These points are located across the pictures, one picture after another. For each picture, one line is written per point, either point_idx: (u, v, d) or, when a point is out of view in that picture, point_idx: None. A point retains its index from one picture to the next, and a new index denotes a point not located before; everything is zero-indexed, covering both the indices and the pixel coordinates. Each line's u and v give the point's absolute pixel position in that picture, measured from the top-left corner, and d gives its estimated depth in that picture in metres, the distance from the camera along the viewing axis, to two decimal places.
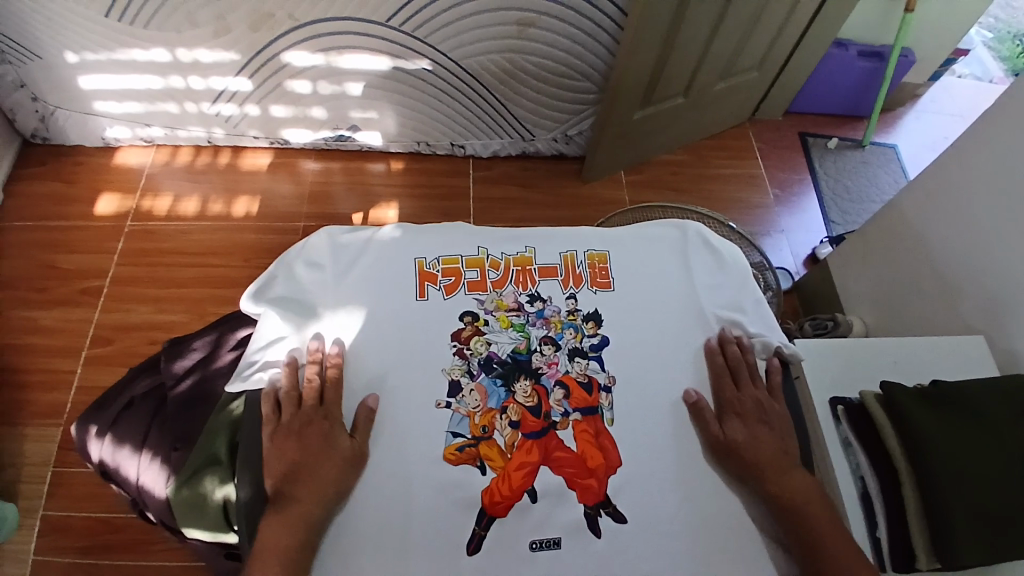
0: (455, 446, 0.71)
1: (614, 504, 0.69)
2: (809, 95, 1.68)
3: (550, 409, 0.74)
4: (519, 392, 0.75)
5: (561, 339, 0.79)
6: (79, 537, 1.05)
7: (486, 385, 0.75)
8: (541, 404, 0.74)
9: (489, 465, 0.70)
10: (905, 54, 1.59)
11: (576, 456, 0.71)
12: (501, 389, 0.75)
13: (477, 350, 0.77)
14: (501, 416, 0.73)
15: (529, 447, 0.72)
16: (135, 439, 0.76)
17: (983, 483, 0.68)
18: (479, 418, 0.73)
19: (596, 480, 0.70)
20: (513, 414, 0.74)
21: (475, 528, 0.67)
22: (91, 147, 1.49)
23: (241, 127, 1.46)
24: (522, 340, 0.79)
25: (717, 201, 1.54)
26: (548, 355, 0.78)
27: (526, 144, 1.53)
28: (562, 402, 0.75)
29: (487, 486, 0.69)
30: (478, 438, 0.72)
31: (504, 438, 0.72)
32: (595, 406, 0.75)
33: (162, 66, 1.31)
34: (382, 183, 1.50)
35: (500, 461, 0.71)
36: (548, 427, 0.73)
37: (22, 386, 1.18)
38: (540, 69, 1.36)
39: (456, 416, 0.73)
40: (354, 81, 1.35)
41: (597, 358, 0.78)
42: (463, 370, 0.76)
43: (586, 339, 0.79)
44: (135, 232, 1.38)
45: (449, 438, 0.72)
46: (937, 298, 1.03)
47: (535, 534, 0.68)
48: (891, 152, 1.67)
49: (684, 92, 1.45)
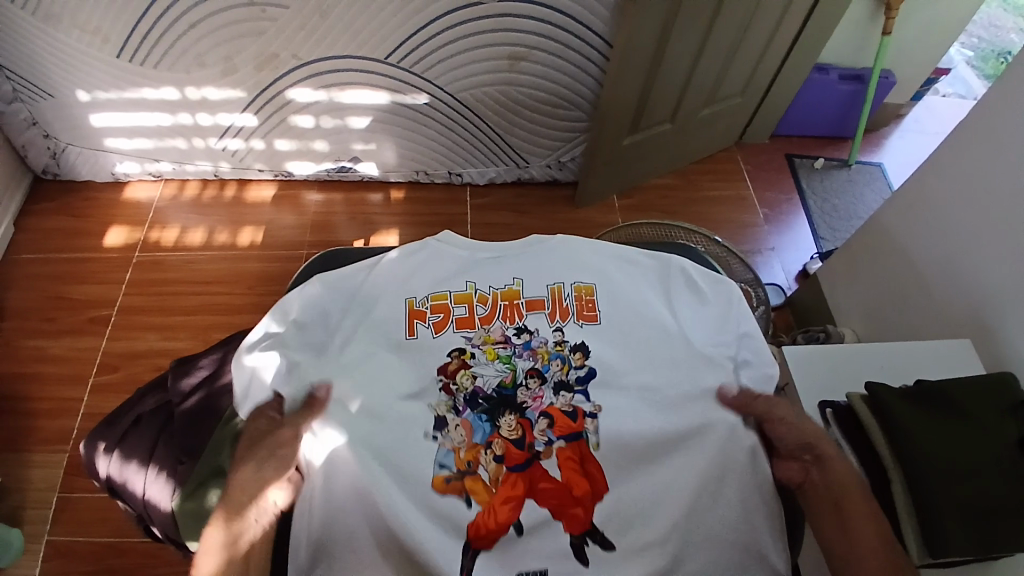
0: (442, 477, 0.72)
1: (602, 533, 0.71)
2: (794, 118, 1.74)
3: (533, 440, 0.75)
4: (503, 426, 0.76)
5: (547, 371, 0.79)
6: (83, 562, 1.06)
7: (472, 421, 0.75)
8: (525, 436, 0.75)
9: (475, 499, 0.71)
10: (885, 76, 1.66)
11: (561, 486, 0.73)
12: (486, 424, 0.76)
13: (462, 385, 0.78)
14: (484, 451, 0.74)
15: (514, 481, 0.73)
16: (143, 453, 0.78)
17: (970, 477, 0.70)
18: (464, 453, 0.73)
19: (583, 508, 0.72)
20: (497, 449, 0.75)
21: (463, 562, 0.69)
22: (101, 182, 1.55)
23: (246, 161, 1.51)
24: (508, 372, 0.79)
25: (708, 222, 1.58)
26: (533, 389, 0.79)
27: (521, 171, 1.59)
28: (545, 431, 0.76)
29: (474, 519, 0.71)
30: (464, 472, 0.72)
31: (490, 473, 0.73)
32: (579, 431, 0.75)
33: (171, 103, 1.38)
34: (382, 212, 1.55)
35: (484, 495, 0.72)
36: (532, 458, 0.74)
37: (30, 413, 1.21)
38: (532, 99, 1.42)
39: (443, 450, 0.73)
40: (355, 115, 1.41)
41: (583, 391, 0.77)
42: (449, 406, 0.76)
43: (572, 370, 0.79)
44: (143, 262, 1.43)
45: (436, 469, 0.72)
46: (922, 305, 1.05)
47: (526, 562, 0.70)
48: (876, 170, 1.72)
49: (672, 118, 1.51)
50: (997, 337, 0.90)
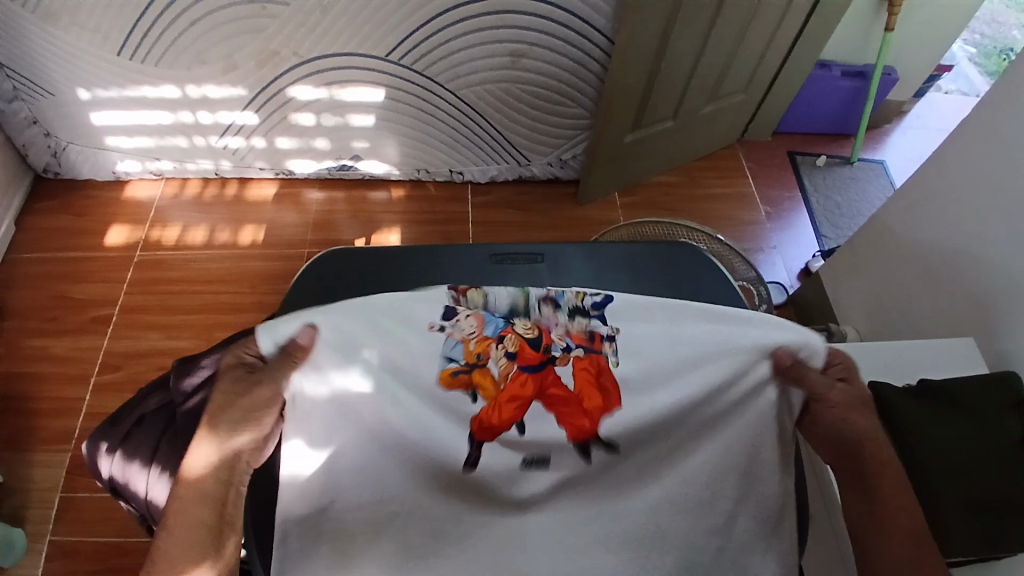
0: (449, 370, 0.75)
1: (604, 439, 0.76)
2: (796, 115, 1.73)
3: (550, 343, 0.78)
4: (517, 324, 0.78)
5: (561, 301, 0.79)
6: (87, 560, 1.06)
7: (484, 313, 0.77)
8: (541, 338, 0.78)
9: (480, 394, 0.75)
10: (888, 72, 1.65)
11: (572, 394, 0.76)
12: (500, 318, 0.78)
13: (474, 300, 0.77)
14: (495, 345, 0.76)
15: (523, 381, 0.76)
16: (147, 453, 0.78)
17: (974, 476, 0.70)
18: (473, 345, 0.76)
19: (590, 420, 0.76)
20: (510, 344, 0.77)
21: (469, 450, 0.75)
22: (102, 181, 1.55)
23: (247, 159, 1.51)
24: (520, 296, 0.80)
25: (709, 220, 1.58)
26: (548, 314, 0.79)
27: (522, 169, 1.58)
28: (563, 337, 0.78)
29: (477, 414, 0.75)
30: (472, 364, 0.75)
31: (499, 369, 0.76)
32: (598, 348, 0.77)
33: (171, 102, 1.37)
34: (384, 210, 1.54)
35: (491, 389, 0.75)
36: (547, 361, 0.77)
37: (32, 412, 1.21)
38: (533, 97, 1.41)
39: (450, 341, 0.75)
40: (356, 113, 1.41)
41: (598, 315, 0.77)
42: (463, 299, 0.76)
43: (587, 298, 0.78)
44: (144, 261, 1.42)
45: (443, 362, 0.74)
46: (924, 302, 1.05)
47: (528, 453, 0.76)
48: (879, 167, 1.71)
49: (674, 115, 1.51)
50: (1001, 336, 0.90)
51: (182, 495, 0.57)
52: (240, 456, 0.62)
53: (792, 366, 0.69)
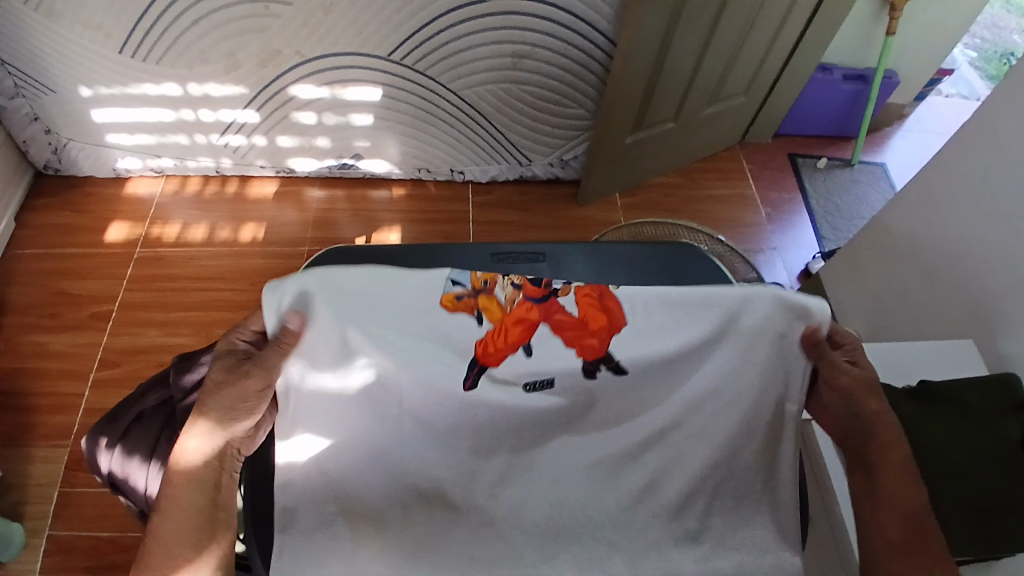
0: (453, 294, 0.67)
1: (614, 359, 0.71)
2: (797, 117, 1.74)
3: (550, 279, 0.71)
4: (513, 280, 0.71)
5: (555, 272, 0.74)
6: (85, 557, 1.06)
7: None
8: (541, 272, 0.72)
9: (487, 316, 0.69)
10: (888, 75, 1.65)
11: (576, 320, 0.70)
12: None
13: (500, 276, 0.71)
14: (503, 275, 0.71)
15: (529, 306, 0.71)
16: (145, 449, 0.78)
17: (974, 476, 0.70)
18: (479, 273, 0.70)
19: (597, 339, 0.70)
20: (516, 275, 0.71)
21: (470, 370, 0.70)
22: (103, 178, 1.55)
23: (248, 157, 1.51)
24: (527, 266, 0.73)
25: (709, 221, 1.58)
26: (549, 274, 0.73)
27: (523, 169, 1.58)
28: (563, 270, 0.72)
29: (483, 338, 0.69)
30: (478, 291, 0.69)
31: (506, 295, 0.70)
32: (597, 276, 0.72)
33: (173, 99, 1.37)
34: (384, 209, 1.54)
35: (498, 313, 0.70)
36: (548, 294, 0.71)
37: (31, 408, 1.20)
38: (535, 97, 1.41)
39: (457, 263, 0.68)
40: (358, 112, 1.41)
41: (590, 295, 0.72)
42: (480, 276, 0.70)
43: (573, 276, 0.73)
44: (144, 258, 1.42)
45: (448, 286, 0.67)
46: (924, 304, 1.05)
47: (533, 374, 0.72)
48: (879, 170, 1.72)
49: (675, 117, 1.51)
50: (1001, 337, 0.90)
51: (173, 491, 0.58)
52: (230, 445, 0.63)
53: (821, 343, 0.65)
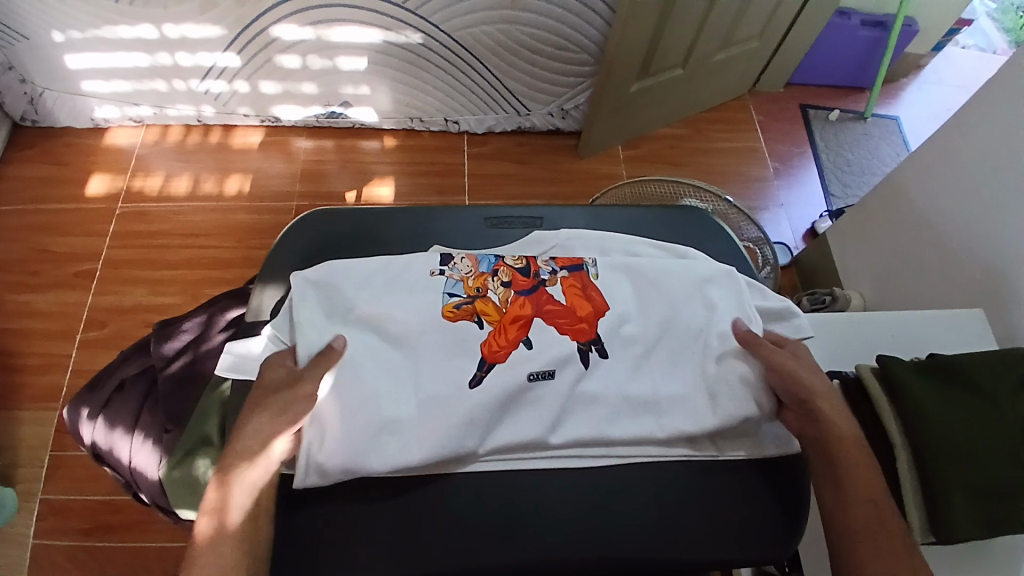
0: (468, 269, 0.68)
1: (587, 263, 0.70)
2: (810, 66, 1.65)
3: (538, 269, 0.69)
4: (508, 257, 0.70)
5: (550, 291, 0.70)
6: (79, 519, 1.06)
7: (476, 254, 0.70)
8: (529, 265, 0.69)
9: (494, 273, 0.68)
10: (908, 22, 1.56)
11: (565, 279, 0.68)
12: (491, 255, 0.70)
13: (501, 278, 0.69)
14: (493, 278, 0.67)
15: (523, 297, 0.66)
16: (127, 420, 0.76)
17: (973, 453, 0.68)
18: (472, 281, 0.67)
19: (588, 325, 0.65)
20: (504, 276, 0.68)
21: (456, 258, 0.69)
22: (81, 128, 1.47)
23: (230, 105, 1.43)
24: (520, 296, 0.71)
25: (715, 175, 1.51)
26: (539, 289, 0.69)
27: (521, 119, 1.51)
28: (549, 263, 0.70)
29: (486, 338, 0.63)
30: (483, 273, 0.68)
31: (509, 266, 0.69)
32: (581, 262, 0.70)
33: (149, 42, 1.29)
34: (376, 161, 1.48)
35: (495, 314, 0.65)
36: (537, 285, 0.67)
37: (18, 369, 1.18)
38: (535, 41, 1.33)
39: (449, 281, 0.67)
40: (346, 55, 1.32)
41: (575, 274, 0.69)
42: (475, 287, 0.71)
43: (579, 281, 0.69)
44: (126, 213, 1.37)
45: (447, 297, 0.65)
46: (936, 269, 1.01)
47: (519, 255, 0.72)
48: (892, 124, 1.64)
49: (682, 64, 1.43)
50: (1009, 310, 0.87)
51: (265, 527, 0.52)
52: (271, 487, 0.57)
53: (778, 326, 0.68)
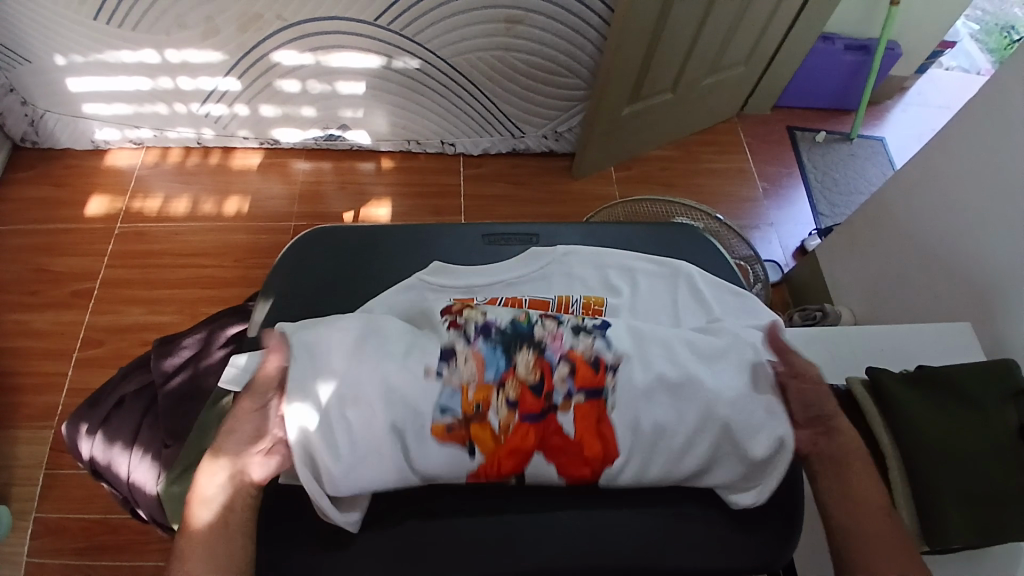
0: (443, 424, 0.59)
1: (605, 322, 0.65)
2: (796, 89, 1.70)
3: (551, 388, 0.61)
4: (520, 363, 0.62)
5: (563, 316, 0.66)
6: (74, 538, 1.05)
7: (484, 353, 0.62)
8: (543, 381, 0.61)
9: (478, 447, 0.59)
10: (891, 47, 1.61)
11: (575, 444, 0.60)
12: (500, 357, 0.62)
13: (473, 317, 0.64)
14: (497, 393, 0.60)
15: (526, 431, 0.60)
16: (126, 436, 0.76)
17: (964, 463, 0.69)
18: (472, 393, 0.60)
19: (591, 469, 0.61)
20: (511, 390, 0.61)
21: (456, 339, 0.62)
22: (81, 150, 1.49)
23: (230, 128, 1.46)
24: (523, 311, 0.65)
25: (707, 195, 1.55)
26: (551, 327, 0.64)
27: (516, 141, 1.54)
28: (565, 380, 0.61)
29: (476, 469, 0.60)
30: (471, 416, 0.59)
31: (500, 419, 0.60)
32: (601, 387, 0.61)
33: (151, 67, 1.31)
34: (373, 181, 1.50)
35: (490, 442, 0.59)
36: (548, 409, 0.60)
37: (15, 388, 1.18)
38: (529, 66, 1.36)
39: (446, 389, 0.60)
40: (344, 79, 1.36)
41: (602, 334, 0.64)
42: (459, 336, 0.63)
43: (587, 319, 0.66)
44: (126, 233, 1.38)
45: (436, 415, 0.59)
46: (922, 284, 1.03)
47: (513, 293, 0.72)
48: (877, 144, 1.69)
49: (672, 88, 1.47)
50: (995, 322, 0.89)
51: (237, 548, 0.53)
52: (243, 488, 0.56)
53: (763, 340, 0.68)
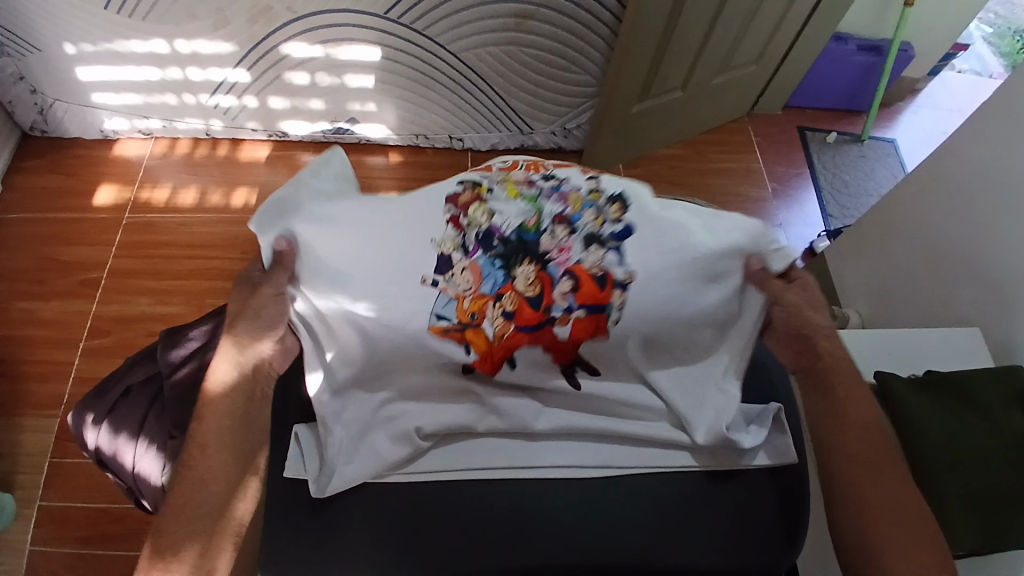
0: (440, 327, 0.64)
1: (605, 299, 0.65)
2: (807, 90, 1.69)
3: (551, 302, 0.65)
4: (518, 277, 0.65)
5: (578, 219, 0.66)
6: (78, 526, 1.05)
7: (482, 266, 0.64)
8: (541, 295, 0.65)
9: (473, 348, 0.66)
10: (904, 48, 1.59)
11: (568, 346, 0.66)
12: (499, 271, 0.64)
13: (476, 220, 0.65)
14: (493, 304, 0.64)
15: (519, 338, 0.66)
16: (132, 426, 0.76)
17: (972, 470, 0.69)
18: (468, 303, 0.64)
19: (580, 353, 0.69)
20: (508, 303, 0.65)
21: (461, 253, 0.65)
22: (90, 140, 1.49)
23: (238, 119, 1.46)
24: (532, 214, 0.66)
25: (715, 194, 1.54)
26: (559, 238, 0.65)
27: (524, 137, 1.54)
28: (567, 295, 0.64)
29: (475, 364, 0.66)
30: (466, 324, 0.64)
31: (494, 327, 0.65)
32: (603, 303, 0.64)
33: (160, 57, 1.31)
34: (380, 175, 1.50)
35: (483, 345, 0.66)
36: (545, 321, 0.65)
37: (23, 376, 1.19)
38: (539, 62, 1.36)
39: (443, 297, 0.64)
40: (353, 72, 1.35)
41: (616, 248, 0.64)
42: (457, 244, 0.64)
43: (607, 224, 0.65)
44: (134, 223, 1.38)
45: (434, 320, 0.64)
46: (930, 287, 1.03)
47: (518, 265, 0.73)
48: (888, 146, 1.67)
49: (682, 86, 1.46)
50: (1004, 327, 0.89)
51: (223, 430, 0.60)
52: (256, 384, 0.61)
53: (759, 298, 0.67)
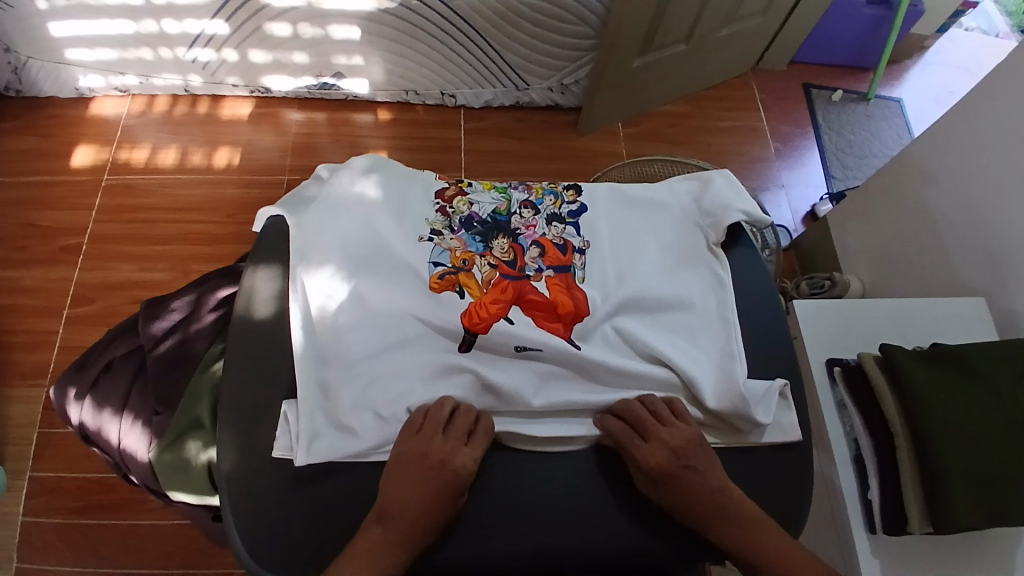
0: (437, 275, 0.72)
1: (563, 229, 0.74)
2: (813, 45, 1.62)
3: (523, 265, 0.74)
4: (496, 247, 0.75)
5: (540, 205, 0.80)
6: (71, 497, 1.05)
7: (465, 238, 0.75)
8: (517, 259, 0.75)
9: (467, 292, 0.71)
10: (915, 3, 1.52)
11: (548, 302, 0.71)
12: (479, 243, 0.75)
13: (458, 210, 0.78)
14: (479, 258, 0.74)
15: (504, 287, 0.72)
16: (115, 402, 0.74)
17: (975, 446, 0.67)
18: (459, 253, 0.74)
19: (562, 325, 0.70)
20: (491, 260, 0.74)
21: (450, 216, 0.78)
22: (65, 98, 1.42)
23: (219, 75, 1.39)
24: (502, 202, 0.80)
25: (716, 155, 1.49)
26: (526, 218, 0.79)
27: (519, 93, 1.47)
28: (536, 260, 0.75)
29: (466, 309, 0.70)
30: (458, 268, 0.73)
31: (482, 275, 0.73)
32: (568, 265, 0.75)
33: (133, 10, 1.23)
34: (369, 135, 1.44)
35: (476, 292, 0.71)
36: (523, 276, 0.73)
37: (8, 345, 1.16)
38: (534, 13, 1.28)
39: (437, 249, 0.74)
40: (338, 24, 1.28)
41: (574, 223, 0.78)
42: (444, 223, 0.76)
43: (564, 206, 0.80)
44: (114, 186, 1.33)
45: (431, 268, 0.72)
46: (935, 256, 1.00)
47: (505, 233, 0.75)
48: (894, 105, 1.62)
49: (684, 40, 1.39)
50: (1009, 298, 0.87)
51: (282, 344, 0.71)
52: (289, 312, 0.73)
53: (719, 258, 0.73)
